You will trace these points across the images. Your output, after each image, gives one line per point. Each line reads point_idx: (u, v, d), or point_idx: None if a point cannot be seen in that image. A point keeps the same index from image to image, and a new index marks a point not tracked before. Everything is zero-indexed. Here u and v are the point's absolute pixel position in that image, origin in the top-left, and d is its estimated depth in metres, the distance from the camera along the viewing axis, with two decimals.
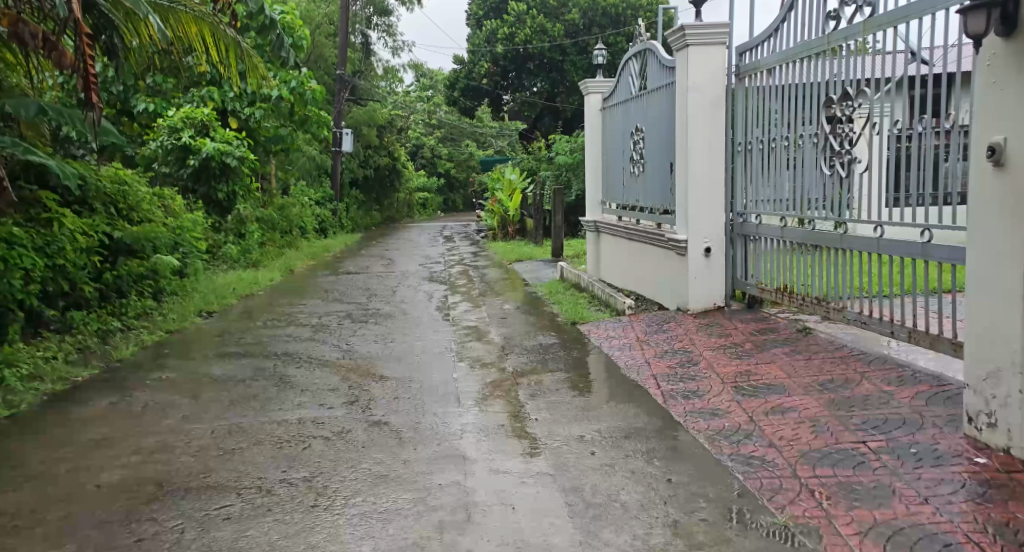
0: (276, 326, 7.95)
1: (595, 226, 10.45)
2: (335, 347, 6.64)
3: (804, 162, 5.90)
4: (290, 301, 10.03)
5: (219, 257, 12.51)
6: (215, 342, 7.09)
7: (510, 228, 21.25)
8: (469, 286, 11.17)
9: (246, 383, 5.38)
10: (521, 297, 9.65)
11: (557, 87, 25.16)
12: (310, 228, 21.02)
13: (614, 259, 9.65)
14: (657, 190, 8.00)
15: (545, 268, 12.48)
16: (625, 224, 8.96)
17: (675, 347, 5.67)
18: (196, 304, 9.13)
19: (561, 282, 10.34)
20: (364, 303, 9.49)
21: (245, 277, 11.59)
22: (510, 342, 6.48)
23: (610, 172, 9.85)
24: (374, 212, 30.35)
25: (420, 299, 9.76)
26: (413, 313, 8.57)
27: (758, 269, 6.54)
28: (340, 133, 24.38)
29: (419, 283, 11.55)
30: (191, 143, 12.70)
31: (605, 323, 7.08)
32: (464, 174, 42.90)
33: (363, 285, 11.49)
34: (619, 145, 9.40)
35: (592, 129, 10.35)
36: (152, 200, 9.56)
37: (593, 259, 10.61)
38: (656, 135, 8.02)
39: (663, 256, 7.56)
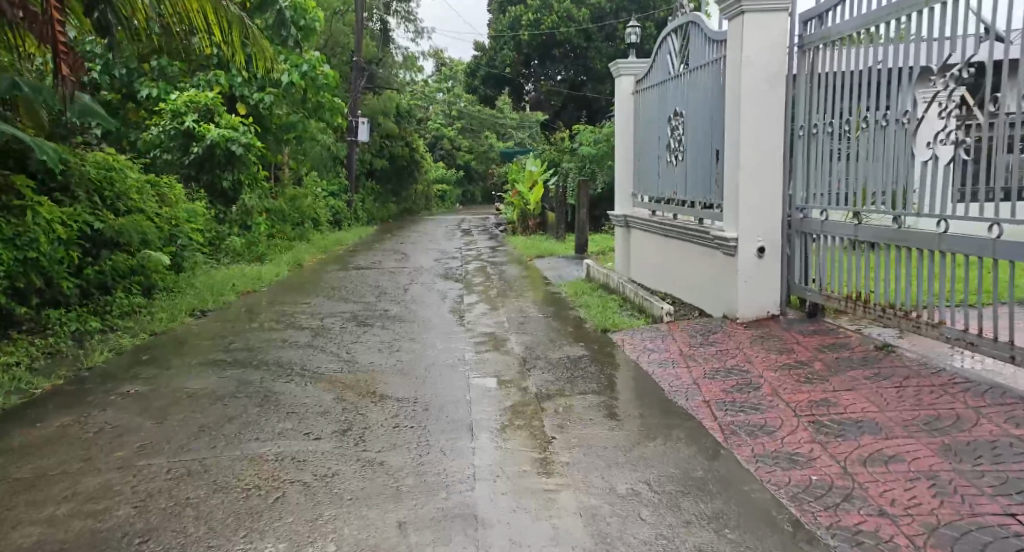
0: (272, 329, 7.18)
1: (626, 221, 9.61)
2: (333, 356, 5.85)
3: (883, 146, 4.96)
4: (293, 299, 9.27)
5: (222, 250, 11.76)
6: (201, 347, 6.32)
7: (530, 222, 20.43)
8: (487, 285, 10.37)
9: (224, 401, 4.60)
10: (544, 298, 8.83)
11: (581, 76, 24.32)
12: (323, 220, 20.32)
13: (647, 257, 8.81)
14: (698, 181, 7.15)
15: (569, 266, 11.64)
16: (659, 219, 8.11)
17: (727, 365, 4.83)
18: (189, 301, 8.38)
19: (586, 281, 9.51)
20: (372, 303, 8.70)
21: (247, 271, 10.87)
22: (532, 353, 5.67)
23: (644, 162, 9.00)
24: (391, 204, 29.70)
25: (433, 299, 8.96)
26: (424, 316, 7.78)
27: (819, 273, 5.65)
28: (357, 123, 23.71)
29: (433, 281, 10.77)
30: (195, 128, 12.00)
31: (640, 333, 6.22)
32: (484, 166, 42.18)
33: (374, 282, 10.74)
34: (654, 132, 8.55)
35: (624, 115, 9.50)
36: (146, 188, 8.82)
37: (623, 257, 9.76)
38: (698, 119, 7.17)
39: (705, 256, 6.70)
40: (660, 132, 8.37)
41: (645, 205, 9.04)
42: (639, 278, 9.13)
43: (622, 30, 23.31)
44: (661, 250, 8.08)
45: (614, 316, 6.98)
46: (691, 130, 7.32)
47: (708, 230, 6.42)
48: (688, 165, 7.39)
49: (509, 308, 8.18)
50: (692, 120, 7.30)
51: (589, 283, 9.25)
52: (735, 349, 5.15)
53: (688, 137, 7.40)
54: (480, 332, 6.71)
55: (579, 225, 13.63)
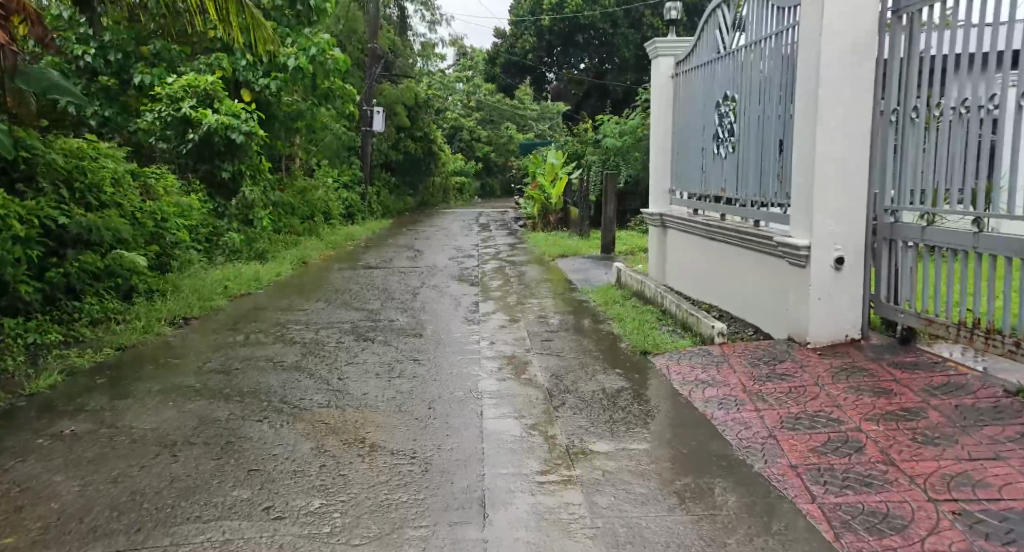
0: (259, 343, 6.23)
1: (663, 221, 8.63)
2: (322, 382, 4.91)
3: (1008, 136, 3.92)
4: (288, 303, 8.35)
5: (218, 246, 10.84)
6: (169, 368, 5.38)
7: (552, 217, 19.35)
8: (506, 289, 9.41)
9: (175, 449, 3.65)
10: (570, 307, 7.86)
11: (605, 64, 23.35)
12: (335, 213, 19.46)
13: (689, 261, 7.82)
14: (756, 176, 6.18)
15: (595, 267, 10.65)
16: (703, 219, 7.12)
17: (808, 409, 3.84)
18: (173, 306, 7.46)
19: (617, 287, 8.51)
20: (377, 311, 7.77)
21: (244, 271, 9.99)
22: (561, 384, 4.71)
23: (685, 155, 8.03)
24: (408, 196, 28.78)
25: (446, 306, 8.01)
26: (433, 327, 6.82)
27: (911, 290, 4.65)
28: (372, 112, 23.05)
29: (446, 283, 9.84)
30: (191, 114, 11.12)
31: (688, 356, 5.23)
32: (502, 158, 41.40)
33: (382, 284, 9.85)
34: (699, 121, 7.58)
35: (660, 102, 8.51)
36: (129, 181, 7.91)
37: (658, 259, 8.78)
38: (759, 105, 6.21)
39: (764, 264, 5.69)
40: (706, 121, 7.40)
41: (686, 203, 8.06)
42: (679, 283, 8.15)
43: (648, 16, 22.33)
44: (706, 255, 7.06)
45: (654, 334, 5.99)
46: (749, 118, 6.36)
47: (770, 235, 5.41)
48: (744, 158, 6.43)
49: (531, 318, 7.22)
50: (751, 106, 6.33)
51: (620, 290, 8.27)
52: (814, 386, 4.16)
53: (745, 125, 6.44)
54: (499, 351, 5.75)
55: (605, 221, 12.68)
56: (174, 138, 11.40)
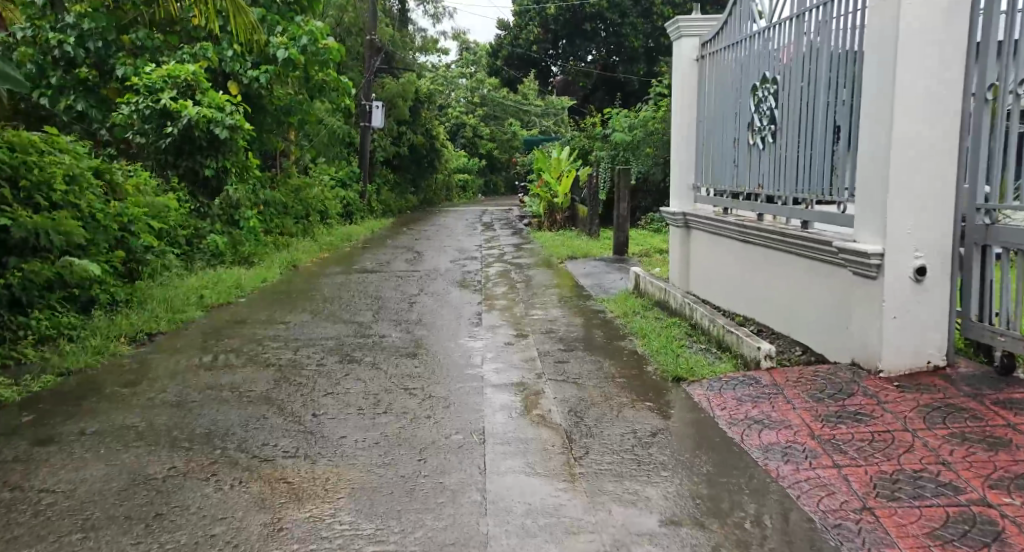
0: (228, 366, 5.40)
1: (686, 221, 7.81)
2: (293, 420, 4.07)
3: None
4: (269, 315, 7.53)
5: (199, 250, 10.03)
6: (115, 400, 4.55)
7: (558, 216, 18.46)
8: (511, 296, 8.56)
9: (89, 528, 2.84)
10: (583, 318, 7.01)
11: (614, 56, 22.56)
12: (332, 212, 18.65)
13: (719, 267, 6.99)
14: (805, 170, 5.39)
15: (606, 273, 9.80)
16: (737, 220, 6.29)
17: (904, 466, 3.03)
18: (137, 319, 6.64)
19: (635, 295, 7.70)
20: (366, 324, 6.93)
21: (226, 277, 9.20)
22: (582, 425, 3.88)
23: (713, 146, 7.22)
24: (409, 194, 27.98)
25: (446, 317, 7.19)
26: (429, 344, 5.99)
27: (1009, 307, 3.87)
28: (370, 107, 22.00)
29: (446, 290, 9.03)
30: (170, 106, 10.29)
31: (732, 384, 4.37)
32: (506, 155, 40.68)
33: (377, 291, 9.06)
34: (730, 108, 6.77)
35: (683, 88, 7.66)
36: (89, 177, 7.08)
37: (680, 265, 7.96)
38: (807, 88, 5.40)
39: (817, 272, 4.85)
40: (739, 108, 6.59)
41: (714, 201, 7.24)
42: (707, 292, 7.32)
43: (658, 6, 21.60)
44: (741, 261, 6.21)
45: (686, 357, 5.15)
46: (794, 104, 5.56)
47: (828, 239, 4.57)
48: (788, 149, 5.64)
49: (541, 333, 6.38)
50: (797, 90, 5.53)
51: (640, 300, 7.42)
52: (902, 431, 3.33)
53: (788, 112, 5.64)
54: (505, 378, 4.91)
55: (618, 220, 11.84)
56: (153, 132, 10.58)
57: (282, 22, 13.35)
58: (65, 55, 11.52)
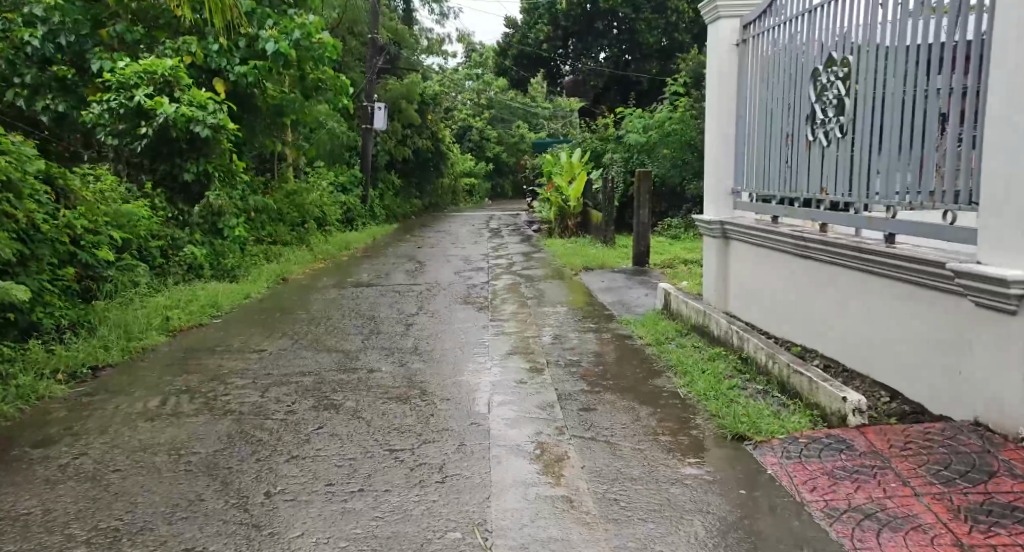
0: (177, 412, 4.39)
1: (724, 230, 6.82)
2: (237, 505, 3.10)
3: None
4: (243, 339, 6.54)
5: (175, 263, 9.08)
6: (20, 464, 3.58)
7: (569, 222, 17.34)
8: (522, 316, 7.56)
9: None
10: (607, 345, 6.01)
11: (627, 54, 21.60)
12: (331, 218, 17.70)
13: (763, 285, 6.01)
14: (894, 171, 4.42)
15: (628, 288, 8.78)
16: (796, 232, 5.33)
17: None
18: (83, 348, 5.63)
19: (664, 318, 6.72)
20: (353, 353, 5.94)
21: (201, 293, 8.25)
22: (620, 520, 2.90)
23: (762, 145, 6.24)
24: (414, 199, 27.10)
25: (448, 342, 6.20)
26: (425, 383, 5.00)
27: None
28: (372, 108, 21.19)
29: (449, 307, 8.09)
30: (144, 103, 9.30)
31: (815, 452, 3.37)
32: (514, 158, 39.69)
33: (372, 309, 8.08)
34: (785, 100, 5.79)
35: (723, 81, 6.70)
36: (37, 183, 6.13)
37: (716, 281, 6.96)
38: (895, 72, 4.43)
39: (911, 299, 3.90)
40: (796, 100, 5.62)
41: (760, 210, 6.28)
42: (749, 314, 6.31)
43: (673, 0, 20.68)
44: (797, 280, 5.30)
45: (743, 403, 4.15)
46: (877, 90, 4.59)
47: (936, 261, 3.64)
48: (869, 145, 4.66)
49: (559, 364, 5.39)
50: (881, 74, 4.56)
51: (671, 324, 6.40)
52: None
53: (867, 101, 4.67)
54: (519, 435, 3.91)
55: (638, 228, 10.82)
56: (128, 133, 9.57)
57: (274, 15, 12.43)
58: (37, 52, 10.32)
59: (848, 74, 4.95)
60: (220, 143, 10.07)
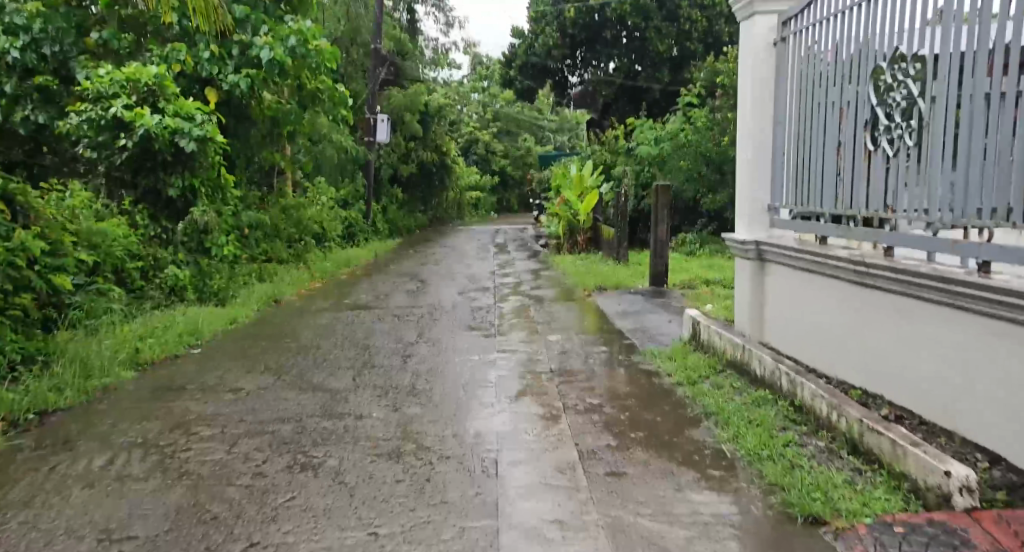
0: (122, 476, 3.67)
1: (760, 250, 6.08)
2: None
3: None
4: (220, 375, 5.81)
5: (154, 285, 8.39)
6: None
7: (579, 238, 16.66)
8: (533, 345, 6.82)
9: None
10: (631, 383, 5.26)
11: (637, 64, 20.97)
12: (330, 234, 16.99)
13: (801, 313, 5.47)
14: (992, 185, 3.75)
15: (648, 312, 8.01)
16: (852, 255, 4.69)
17: None
18: (31, 388, 4.91)
19: (693, 350, 6.00)
20: (341, 394, 5.20)
21: (180, 318, 7.54)
22: None
23: (806, 155, 5.52)
24: (418, 213, 26.45)
25: (449, 380, 5.45)
26: (421, 434, 4.25)
27: None
28: (375, 121, 20.55)
29: (453, 334, 7.38)
30: (123, 114, 8.60)
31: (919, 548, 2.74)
32: (521, 171, 39.00)
33: (367, 337, 7.36)
34: (834, 103, 5.10)
35: (760, 82, 5.98)
36: None
37: (751, 307, 6.22)
38: (989, 69, 3.75)
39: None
40: (850, 102, 4.93)
41: (805, 228, 5.53)
42: (787, 344, 5.72)
43: (685, 8, 20.05)
44: (855, 310, 4.72)
45: (808, 471, 3.41)
46: (964, 91, 3.90)
47: None
48: (955, 154, 3.97)
49: (578, 410, 4.64)
50: (969, 72, 3.87)
51: (702, 358, 5.63)
52: None
53: (951, 104, 3.99)
54: (536, 518, 3.17)
55: (655, 245, 10.11)
56: (109, 146, 8.84)
57: (269, 21, 11.78)
58: (17, 61, 9.54)
59: (921, 71, 4.25)
60: (208, 156, 9.39)
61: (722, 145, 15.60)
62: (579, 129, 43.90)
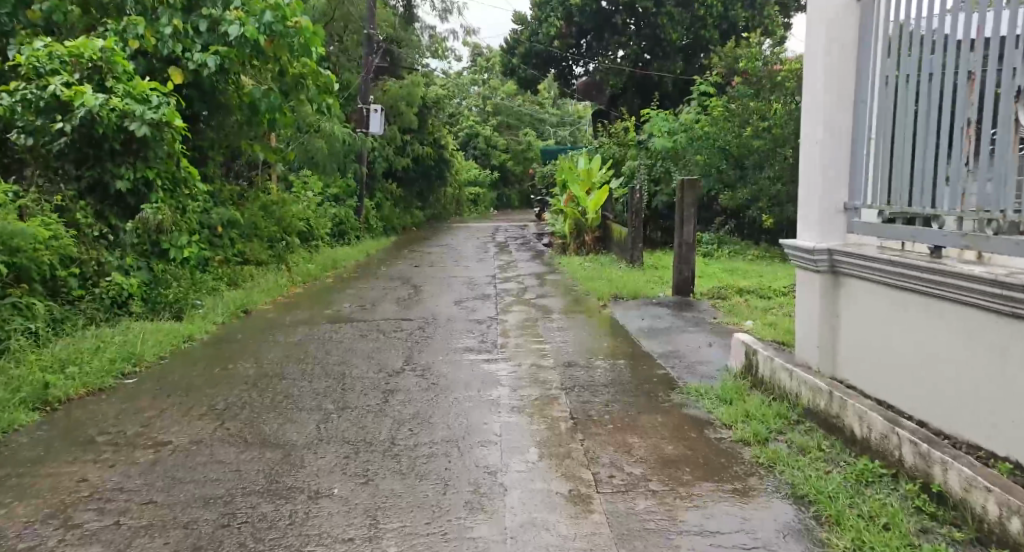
0: None
1: (834, 263, 4.77)
2: None
3: None
4: (145, 420, 4.57)
5: (94, 296, 7.18)
6: None
7: (587, 237, 15.41)
8: (542, 374, 5.60)
9: None
10: (679, 440, 4.01)
11: (646, 52, 19.75)
12: (318, 232, 15.71)
13: (885, 342, 4.37)
14: None
15: (682, 332, 6.72)
16: (995, 275, 3.54)
17: None
18: None
19: (748, 392, 4.68)
20: (295, 456, 3.94)
21: (116, 339, 6.37)
22: None
23: (905, 137, 4.27)
24: (414, 210, 25.19)
25: (439, 433, 4.21)
26: (391, 537, 3.05)
27: None
28: (368, 111, 19.29)
29: (445, 359, 6.15)
30: (60, 94, 7.46)
31: None
32: (521, 167, 37.68)
33: (344, 362, 6.12)
34: (960, 67, 3.87)
35: (839, 47, 4.71)
36: None
37: (815, 334, 4.94)
38: None
39: None
40: (987, 66, 3.70)
41: (903, 233, 4.29)
42: (870, 384, 4.53)
43: None
44: (996, 351, 3.59)
45: None
46: None
47: None
48: None
49: (616, 488, 3.40)
50: None
51: (765, 405, 4.34)
52: None
53: None
54: None
55: (680, 249, 8.87)
56: (45, 132, 7.63)
57: None
58: None
59: None
60: (164, 144, 8.25)
61: (743, 137, 14.39)
62: (581, 123, 42.61)
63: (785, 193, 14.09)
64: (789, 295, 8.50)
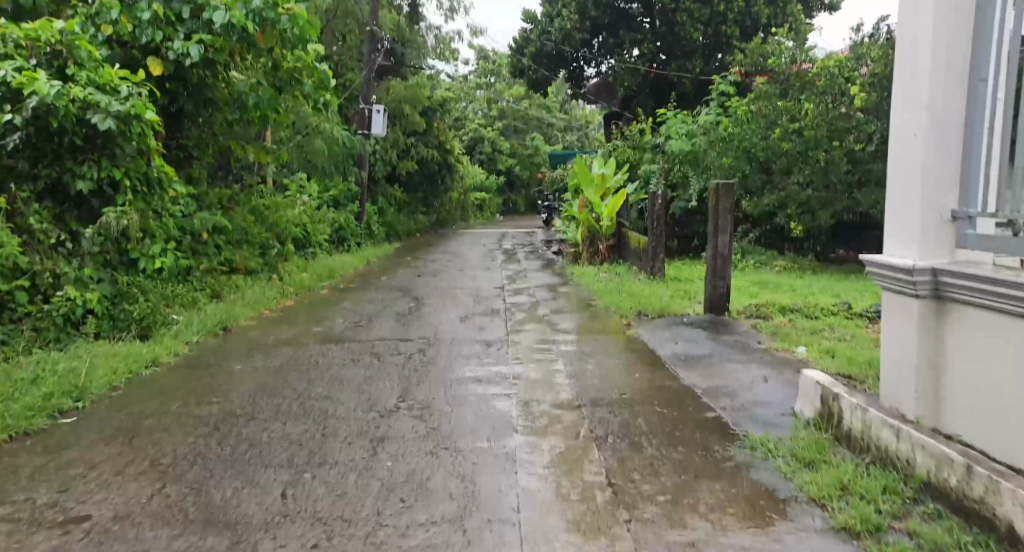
0: None
1: (940, 285, 3.79)
2: None
3: None
4: (65, 481, 3.59)
5: (43, 314, 6.23)
6: None
7: (601, 246, 14.43)
8: (565, 417, 4.64)
9: None
10: (762, 540, 3.00)
11: (663, 52, 18.93)
12: (314, 238, 14.77)
13: (993, 384, 3.52)
14: None
15: (727, 361, 5.71)
16: None
17: None
18: None
19: (824, 447, 3.73)
20: (247, 543, 3.01)
21: (60, 365, 5.42)
22: None
23: None
24: (418, 215, 24.22)
25: (436, 511, 3.25)
26: None
27: None
28: (369, 111, 18.34)
29: (449, 395, 5.19)
30: (11, 80, 6.58)
31: None
32: (528, 172, 36.71)
33: (328, 397, 5.14)
34: None
35: (955, 14, 3.77)
36: None
37: (904, 373, 3.95)
38: None
39: None
40: None
41: None
42: (987, 443, 3.56)
43: None
44: None
45: None
46: None
47: None
48: None
49: None
50: None
51: (864, 475, 3.34)
52: None
53: None
54: None
55: (714, 262, 7.92)
56: None
57: None
58: None
59: None
60: (132, 141, 7.31)
61: (771, 139, 13.38)
62: (589, 129, 41.67)
63: (817, 199, 13.14)
64: (839, 314, 7.50)
